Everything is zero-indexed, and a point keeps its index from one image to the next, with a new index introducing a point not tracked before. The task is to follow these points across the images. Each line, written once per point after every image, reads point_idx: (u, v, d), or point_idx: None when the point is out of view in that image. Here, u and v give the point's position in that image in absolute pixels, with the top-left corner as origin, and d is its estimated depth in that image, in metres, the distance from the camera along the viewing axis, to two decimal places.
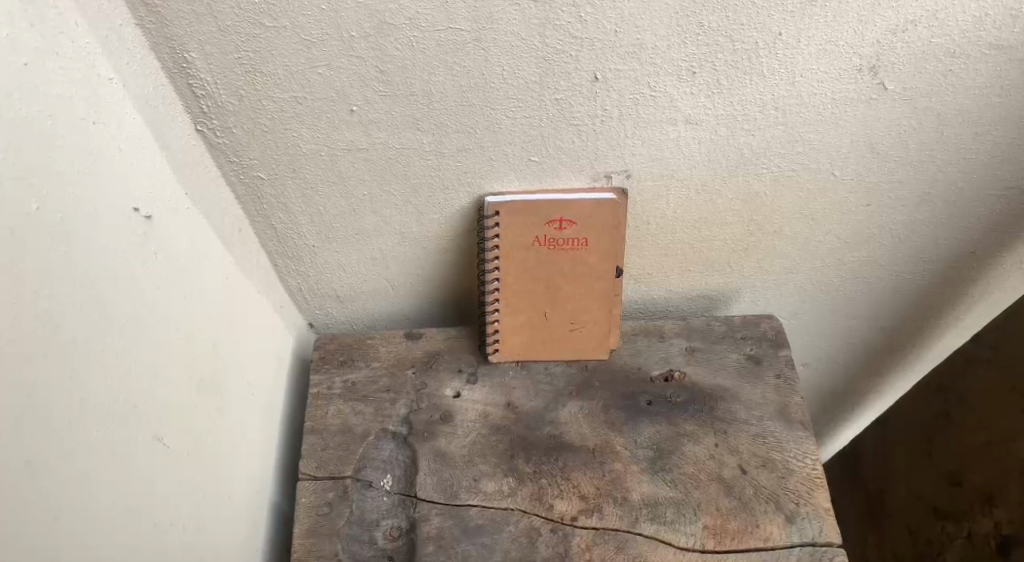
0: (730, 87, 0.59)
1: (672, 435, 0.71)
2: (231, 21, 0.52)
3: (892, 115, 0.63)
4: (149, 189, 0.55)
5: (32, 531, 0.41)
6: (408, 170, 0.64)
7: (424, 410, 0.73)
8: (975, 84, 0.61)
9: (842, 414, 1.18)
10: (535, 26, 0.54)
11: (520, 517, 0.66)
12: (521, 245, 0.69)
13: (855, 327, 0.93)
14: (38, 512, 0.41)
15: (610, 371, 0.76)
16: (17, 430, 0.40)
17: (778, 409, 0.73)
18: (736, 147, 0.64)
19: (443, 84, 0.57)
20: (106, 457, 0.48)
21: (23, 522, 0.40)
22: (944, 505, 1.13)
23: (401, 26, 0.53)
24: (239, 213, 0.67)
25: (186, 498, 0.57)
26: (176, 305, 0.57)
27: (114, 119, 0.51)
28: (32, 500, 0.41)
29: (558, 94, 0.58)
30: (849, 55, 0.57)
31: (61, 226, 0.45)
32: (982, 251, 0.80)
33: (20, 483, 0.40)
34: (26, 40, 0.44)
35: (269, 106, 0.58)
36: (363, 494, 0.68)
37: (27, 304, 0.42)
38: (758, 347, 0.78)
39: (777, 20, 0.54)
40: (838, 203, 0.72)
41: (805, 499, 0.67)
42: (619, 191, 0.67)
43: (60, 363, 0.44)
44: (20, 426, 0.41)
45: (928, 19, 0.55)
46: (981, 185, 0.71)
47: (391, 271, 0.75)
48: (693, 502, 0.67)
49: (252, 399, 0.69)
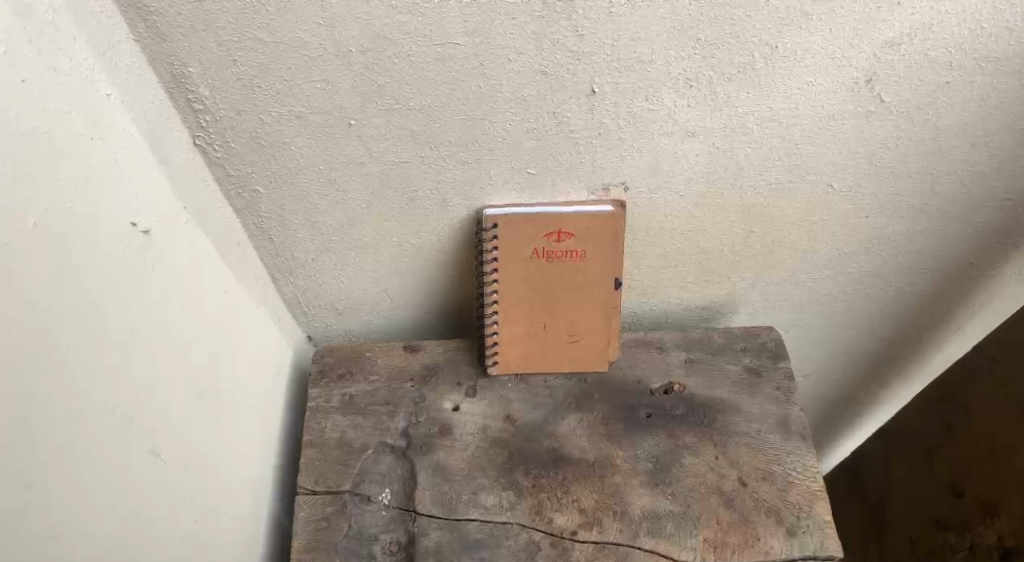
0: (726, 100, 0.59)
1: (672, 447, 0.71)
2: (229, 37, 0.52)
3: (888, 127, 0.63)
4: (148, 201, 0.55)
5: (30, 538, 0.41)
6: (406, 183, 0.64)
7: (422, 423, 0.72)
8: (971, 96, 0.61)
9: (842, 425, 1.18)
10: (533, 39, 0.54)
11: (520, 530, 0.65)
12: (520, 256, 0.68)
13: (854, 338, 0.92)
14: (36, 518, 0.41)
15: (609, 383, 0.76)
16: (15, 435, 0.40)
17: (777, 420, 0.73)
18: (734, 159, 0.65)
19: (441, 97, 0.57)
20: (105, 469, 0.47)
21: (22, 528, 0.40)
22: (946, 515, 1.14)
23: (399, 40, 0.53)
24: (237, 225, 0.67)
25: (186, 510, 0.57)
26: (176, 317, 0.57)
27: (112, 133, 0.51)
28: (31, 506, 0.41)
29: (556, 108, 0.59)
30: (844, 69, 0.58)
31: (60, 238, 0.45)
32: (981, 260, 0.80)
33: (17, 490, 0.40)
34: (23, 55, 0.44)
35: (267, 121, 0.58)
36: (362, 508, 0.67)
37: (25, 315, 0.42)
38: (756, 358, 0.78)
39: (773, 33, 0.55)
40: (837, 214, 0.72)
41: (806, 511, 0.67)
42: (618, 203, 0.67)
43: (58, 371, 0.44)
44: (18, 433, 0.41)
45: (924, 31, 0.56)
46: (978, 196, 0.71)
47: (390, 284, 0.75)
48: (693, 515, 0.66)
49: (251, 411, 0.69)
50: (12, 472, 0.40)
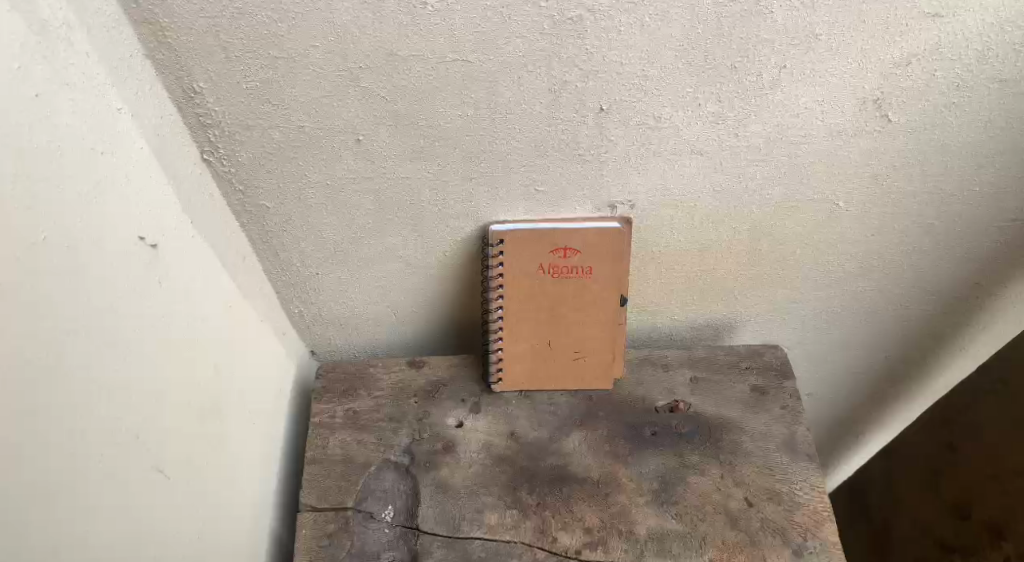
0: (735, 119, 0.59)
1: (677, 466, 0.70)
2: (239, 52, 0.53)
3: (895, 147, 0.63)
4: (155, 215, 0.55)
5: (28, 540, 0.40)
6: (413, 198, 0.64)
7: (426, 439, 0.72)
8: (978, 116, 0.61)
9: (846, 444, 1.16)
10: (542, 58, 0.54)
11: (523, 550, 0.65)
12: (525, 272, 0.68)
13: (859, 357, 0.92)
14: (37, 519, 0.41)
15: (613, 401, 0.75)
16: (14, 440, 0.40)
17: (783, 440, 0.72)
18: (742, 178, 0.65)
19: (450, 115, 0.58)
20: (107, 486, 0.47)
21: (20, 534, 0.40)
22: (951, 539, 1.12)
23: (408, 58, 0.54)
24: (243, 240, 0.67)
25: (187, 528, 0.56)
26: (179, 332, 0.57)
27: (121, 147, 0.52)
28: (32, 509, 0.41)
29: (564, 125, 0.59)
30: (853, 88, 0.58)
31: (64, 252, 0.45)
32: (985, 282, 0.79)
33: (17, 493, 0.40)
34: (37, 71, 0.44)
35: (275, 136, 0.58)
36: (364, 526, 0.67)
37: (28, 331, 0.42)
38: (762, 377, 0.78)
39: (782, 52, 0.55)
40: (843, 233, 0.71)
41: (812, 532, 0.65)
42: (624, 220, 0.67)
43: (62, 383, 0.44)
44: (19, 437, 0.40)
45: (930, 53, 0.56)
46: (985, 217, 0.71)
47: (396, 300, 0.75)
48: (698, 535, 0.65)
49: (252, 427, 0.68)
50: (11, 473, 0.40)
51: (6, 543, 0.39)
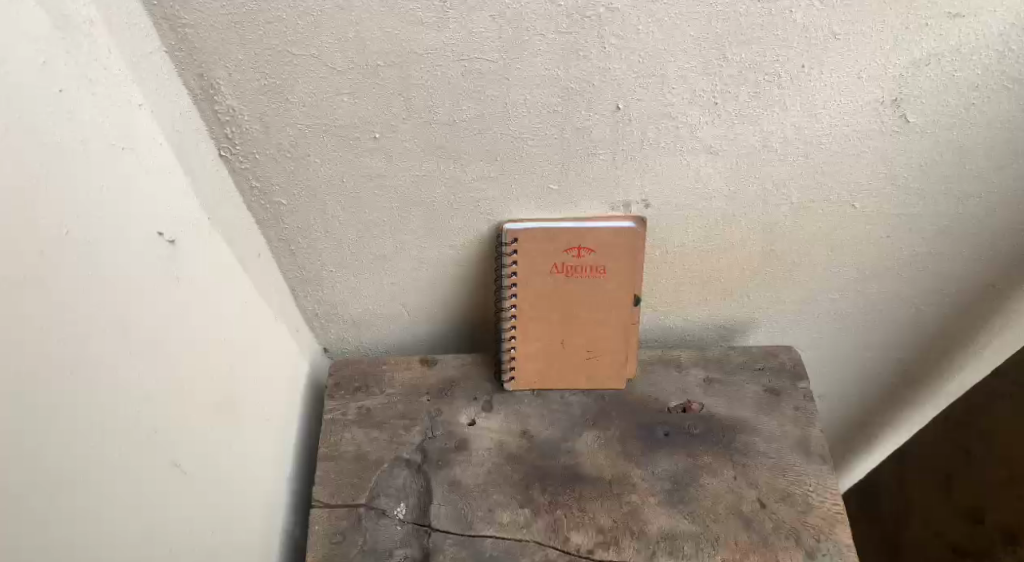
0: (751, 118, 0.59)
1: (690, 466, 0.70)
2: (257, 50, 0.53)
3: (914, 147, 0.62)
4: (174, 210, 0.55)
5: (49, 532, 0.41)
6: (429, 197, 0.64)
7: (438, 437, 0.72)
8: (999, 118, 0.60)
9: (858, 446, 1.16)
10: (561, 55, 0.54)
11: (535, 548, 0.65)
12: (539, 271, 0.68)
13: (874, 359, 0.91)
14: (63, 508, 0.42)
15: (625, 401, 0.75)
16: (38, 434, 0.41)
17: (796, 441, 0.72)
18: (758, 178, 0.64)
19: (465, 112, 0.58)
20: (123, 480, 0.47)
21: (44, 526, 0.41)
22: (963, 542, 1.14)
23: (425, 55, 0.54)
24: (258, 237, 0.67)
25: (200, 523, 0.56)
26: (195, 327, 0.57)
27: (140, 143, 0.52)
28: (53, 500, 0.42)
29: (580, 123, 0.59)
30: (872, 89, 0.58)
31: (87, 246, 0.46)
32: (1002, 283, 0.78)
33: (38, 486, 0.41)
34: (61, 67, 0.45)
35: (292, 134, 0.59)
36: (376, 523, 0.67)
37: (54, 324, 0.43)
38: (775, 378, 0.77)
39: (801, 52, 0.55)
40: (859, 234, 0.71)
41: (826, 534, 0.65)
42: (638, 220, 0.67)
43: (83, 377, 0.44)
44: (40, 430, 0.41)
45: (951, 53, 0.55)
46: (1003, 219, 0.70)
47: (410, 298, 0.76)
48: (711, 536, 0.65)
49: (265, 423, 0.69)
50: (32, 465, 0.40)
51: (24, 535, 0.39)
